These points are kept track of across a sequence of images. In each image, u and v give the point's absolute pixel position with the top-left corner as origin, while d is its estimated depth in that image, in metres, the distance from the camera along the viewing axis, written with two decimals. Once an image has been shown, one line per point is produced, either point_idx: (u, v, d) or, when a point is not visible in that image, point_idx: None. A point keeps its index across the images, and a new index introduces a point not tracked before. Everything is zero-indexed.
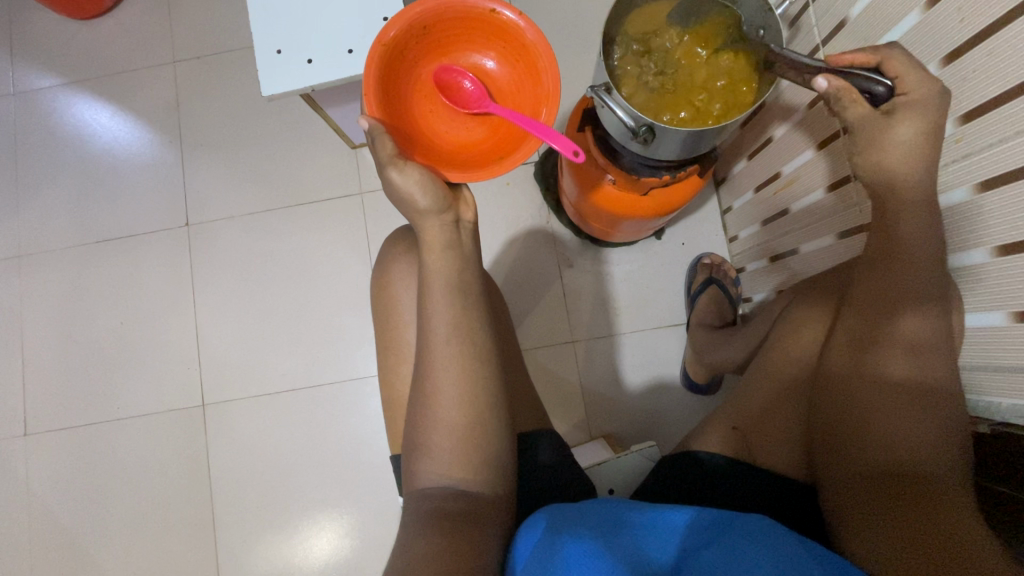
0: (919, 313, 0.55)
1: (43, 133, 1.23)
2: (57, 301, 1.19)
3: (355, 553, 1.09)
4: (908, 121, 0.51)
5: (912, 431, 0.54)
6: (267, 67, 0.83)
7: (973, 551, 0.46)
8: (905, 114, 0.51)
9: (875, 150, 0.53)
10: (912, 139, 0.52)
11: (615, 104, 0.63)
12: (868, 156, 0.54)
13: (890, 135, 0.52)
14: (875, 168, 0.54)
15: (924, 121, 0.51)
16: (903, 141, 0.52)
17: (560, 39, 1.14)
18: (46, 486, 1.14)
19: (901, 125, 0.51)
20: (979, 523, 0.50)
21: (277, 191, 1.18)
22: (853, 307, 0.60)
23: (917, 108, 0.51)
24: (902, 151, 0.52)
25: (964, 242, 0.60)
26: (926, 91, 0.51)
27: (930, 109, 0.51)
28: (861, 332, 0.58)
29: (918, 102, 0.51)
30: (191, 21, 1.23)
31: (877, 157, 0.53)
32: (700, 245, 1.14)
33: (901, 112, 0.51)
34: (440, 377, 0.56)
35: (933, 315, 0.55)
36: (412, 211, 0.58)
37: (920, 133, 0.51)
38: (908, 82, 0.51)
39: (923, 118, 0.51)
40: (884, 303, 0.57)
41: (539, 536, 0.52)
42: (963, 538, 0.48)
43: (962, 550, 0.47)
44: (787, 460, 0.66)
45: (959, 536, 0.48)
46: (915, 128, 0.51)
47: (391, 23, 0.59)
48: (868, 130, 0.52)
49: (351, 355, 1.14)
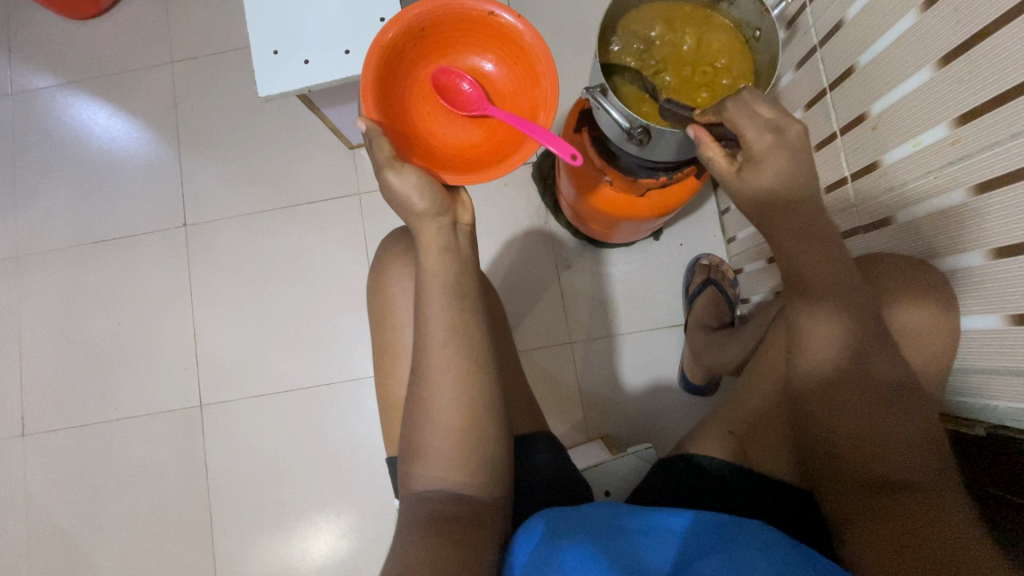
0: None
1: (40, 133, 1.22)
2: (54, 301, 1.18)
3: (352, 554, 1.09)
4: (754, 177, 0.53)
5: (901, 436, 0.54)
6: (264, 67, 0.82)
7: (969, 555, 0.47)
8: (749, 170, 0.53)
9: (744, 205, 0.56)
10: (765, 194, 0.53)
11: (613, 106, 0.63)
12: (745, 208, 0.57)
13: (745, 190, 0.54)
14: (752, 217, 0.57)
15: (767, 174, 0.52)
16: (757, 196, 0.54)
17: (559, 39, 1.14)
18: (44, 487, 1.14)
19: (749, 181, 0.54)
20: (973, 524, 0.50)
21: (275, 192, 1.18)
22: None
23: (756, 162, 0.53)
24: (763, 203, 0.54)
25: (960, 245, 0.60)
26: (759, 145, 0.52)
27: (769, 160, 0.52)
28: (822, 348, 0.56)
29: (754, 156, 0.52)
30: (190, 21, 1.23)
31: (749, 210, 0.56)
32: (698, 246, 1.14)
33: (747, 170, 0.53)
34: (437, 379, 0.55)
35: None
36: (409, 213, 0.58)
37: (778, 181, 0.52)
38: (744, 137, 0.52)
39: (765, 171, 0.52)
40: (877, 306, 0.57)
41: (536, 539, 0.52)
42: (957, 541, 0.48)
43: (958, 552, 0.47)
44: (779, 461, 0.66)
45: (954, 537, 0.48)
46: (761, 181, 0.53)
47: (388, 25, 0.59)
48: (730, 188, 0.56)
49: (349, 355, 1.14)
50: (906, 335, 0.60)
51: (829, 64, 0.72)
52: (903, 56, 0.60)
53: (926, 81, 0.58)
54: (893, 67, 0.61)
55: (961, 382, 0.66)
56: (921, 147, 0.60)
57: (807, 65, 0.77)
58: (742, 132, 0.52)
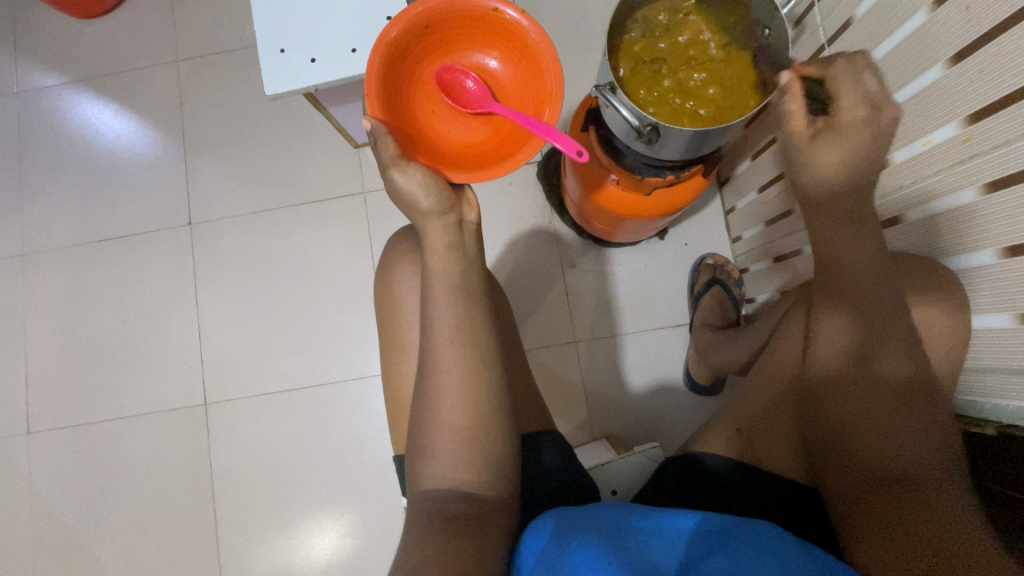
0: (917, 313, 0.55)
1: (46, 132, 1.23)
2: (59, 299, 1.19)
3: (356, 552, 1.09)
4: (837, 143, 0.54)
5: (910, 431, 0.54)
6: (270, 66, 0.82)
7: (975, 552, 0.46)
8: (834, 137, 0.54)
9: (801, 166, 0.57)
10: (837, 160, 0.55)
11: (620, 104, 0.63)
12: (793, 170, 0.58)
13: (816, 155, 0.55)
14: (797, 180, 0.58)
15: (853, 142, 0.54)
16: (829, 160, 0.55)
17: (564, 38, 1.14)
18: (49, 485, 1.14)
19: (827, 147, 0.55)
20: (980, 520, 0.50)
21: (280, 191, 1.18)
22: None
23: (848, 130, 0.54)
24: (825, 168, 0.55)
25: (970, 244, 0.60)
26: (858, 115, 0.54)
27: (861, 131, 0.54)
28: (839, 337, 0.58)
29: (848, 126, 0.54)
30: (194, 21, 1.23)
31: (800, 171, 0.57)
32: (703, 245, 1.14)
33: (830, 136, 0.55)
34: (445, 377, 0.55)
35: None
36: (414, 211, 0.58)
37: (844, 155, 0.54)
38: (848, 104, 0.54)
39: (851, 141, 0.54)
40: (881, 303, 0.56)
41: (546, 537, 0.52)
42: (964, 538, 0.48)
43: (965, 547, 0.47)
44: (790, 461, 0.66)
45: (963, 534, 0.48)
46: (840, 148, 0.54)
47: (393, 23, 0.59)
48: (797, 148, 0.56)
49: (353, 354, 1.14)
50: (926, 338, 0.60)
51: None
52: (913, 55, 0.59)
53: (936, 80, 0.57)
54: (902, 66, 0.61)
55: (970, 382, 0.66)
56: (931, 146, 0.60)
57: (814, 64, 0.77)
58: (840, 99, 0.54)
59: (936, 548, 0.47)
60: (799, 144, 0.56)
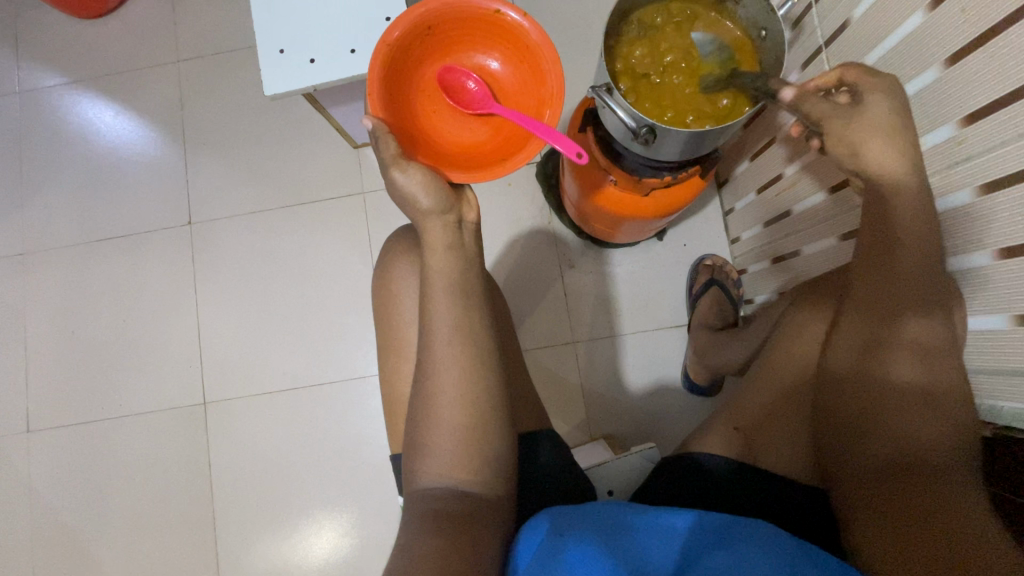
0: (922, 315, 0.54)
1: (46, 131, 1.23)
2: (59, 298, 1.19)
3: (354, 552, 1.09)
4: (874, 107, 0.53)
5: (921, 428, 0.54)
6: (270, 66, 0.83)
7: (980, 549, 0.47)
8: (868, 102, 0.54)
9: (850, 136, 0.54)
10: (881, 124, 0.53)
11: (617, 105, 0.63)
12: (840, 147, 0.54)
13: (861, 120, 0.53)
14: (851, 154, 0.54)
15: (886, 105, 0.54)
16: (874, 124, 0.53)
17: (564, 39, 1.14)
18: (48, 484, 1.14)
19: (869, 112, 0.53)
20: (992, 522, 0.50)
21: (280, 191, 1.18)
22: (856, 307, 0.59)
23: (878, 94, 0.54)
24: (873, 134, 0.53)
25: (967, 245, 0.60)
26: (881, 82, 0.54)
27: (889, 95, 0.54)
28: (862, 332, 0.58)
29: (877, 90, 0.54)
30: (194, 21, 1.23)
31: (852, 143, 0.54)
32: (702, 246, 1.14)
33: (863, 102, 0.54)
34: (442, 376, 0.56)
35: (935, 317, 0.55)
36: (414, 210, 0.58)
37: (885, 117, 0.53)
38: (866, 77, 0.55)
39: (886, 103, 0.53)
40: (885, 305, 0.56)
41: (541, 537, 0.52)
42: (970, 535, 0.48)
43: (976, 550, 0.47)
44: (793, 460, 0.66)
45: (975, 535, 0.48)
46: (881, 113, 0.53)
47: (394, 24, 0.59)
48: (839, 119, 0.54)
49: (352, 354, 1.14)
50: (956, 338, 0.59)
51: (834, 64, 0.72)
52: (909, 57, 0.60)
53: (933, 82, 0.58)
54: (899, 67, 0.61)
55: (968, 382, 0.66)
56: (927, 147, 0.61)
57: (812, 65, 0.77)
58: (855, 79, 0.55)
59: (947, 550, 0.48)
60: (846, 117, 0.54)
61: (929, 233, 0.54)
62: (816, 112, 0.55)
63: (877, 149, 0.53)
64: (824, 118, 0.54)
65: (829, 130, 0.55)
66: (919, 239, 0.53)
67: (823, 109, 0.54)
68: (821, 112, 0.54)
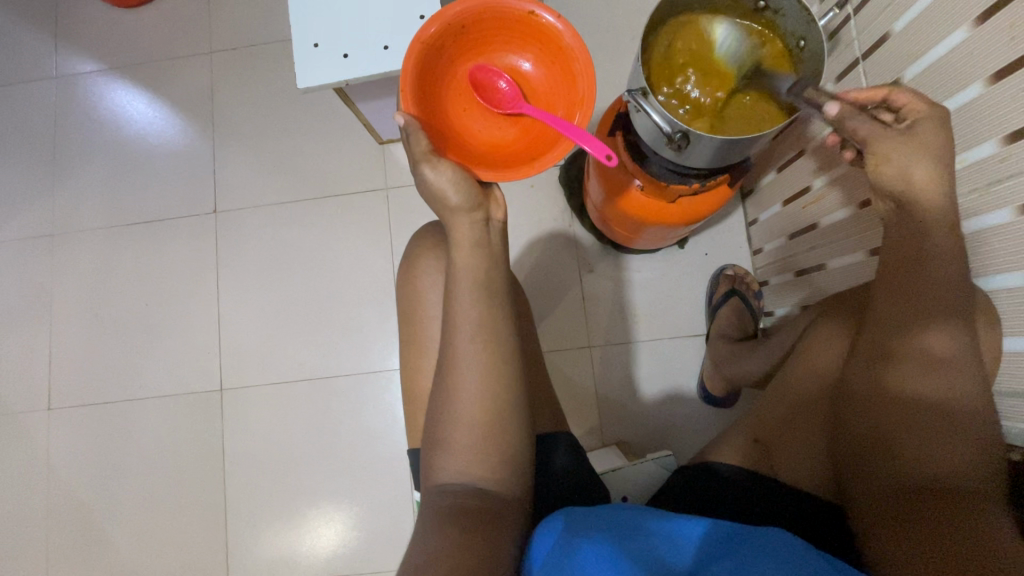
0: (940, 329, 0.53)
1: (80, 116, 1.25)
2: (85, 280, 1.21)
3: (362, 544, 1.10)
4: (927, 134, 0.53)
5: (940, 445, 0.53)
6: (304, 60, 0.84)
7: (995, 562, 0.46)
8: (920, 128, 0.53)
9: (899, 157, 0.53)
10: (931, 149, 0.53)
11: (651, 109, 0.64)
12: (888, 167, 0.54)
13: (910, 143, 0.53)
14: (897, 174, 0.54)
15: (940, 134, 0.53)
16: (925, 148, 0.53)
17: (593, 43, 1.14)
18: (66, 462, 1.16)
19: (921, 137, 0.53)
20: (1011, 536, 0.48)
21: (305, 183, 1.20)
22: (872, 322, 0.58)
23: (931, 121, 0.54)
24: (923, 158, 0.53)
25: (1005, 264, 0.59)
26: (936, 112, 0.54)
27: (942, 123, 0.54)
28: (880, 346, 0.57)
29: (931, 119, 0.54)
30: (228, 15, 1.25)
31: (899, 165, 0.53)
32: (723, 256, 1.13)
33: (917, 126, 0.54)
34: (465, 372, 0.56)
35: (955, 331, 0.53)
36: (443, 207, 0.59)
37: (935, 149, 0.53)
38: (920, 105, 0.55)
39: (939, 130, 0.53)
40: (901, 320, 0.55)
41: (557, 534, 0.52)
42: (982, 551, 0.47)
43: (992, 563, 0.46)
44: (812, 474, 0.65)
45: (989, 549, 0.47)
46: (933, 139, 0.53)
47: (431, 20, 0.60)
48: (888, 141, 0.54)
49: (369, 348, 1.15)
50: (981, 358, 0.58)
51: (872, 77, 0.72)
52: (950, 72, 0.59)
53: (975, 97, 0.57)
54: (942, 81, 0.60)
55: (997, 403, 0.65)
56: (966, 164, 0.60)
57: (848, 77, 0.76)
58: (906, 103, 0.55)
59: (962, 561, 0.47)
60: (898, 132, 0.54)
61: (951, 249, 0.53)
62: (863, 130, 0.55)
63: (924, 173, 0.53)
64: (870, 137, 0.55)
65: (876, 150, 0.54)
66: (939, 258, 0.53)
67: (870, 129, 0.54)
68: (868, 131, 0.55)
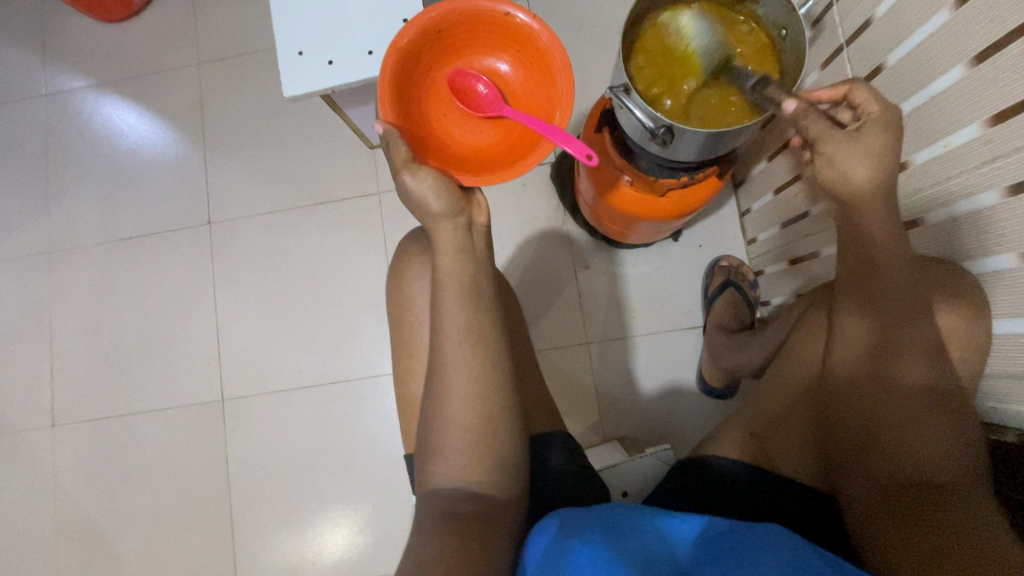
0: (920, 324, 0.54)
1: (71, 133, 1.26)
2: (84, 296, 1.22)
3: (368, 548, 1.10)
4: (871, 137, 0.51)
5: (924, 438, 0.53)
6: (288, 68, 0.84)
7: (981, 550, 0.46)
8: (867, 131, 0.51)
9: (841, 160, 0.51)
10: (875, 151, 0.51)
11: (634, 105, 0.64)
12: (831, 169, 0.52)
13: (852, 145, 0.51)
14: (839, 178, 0.52)
15: (886, 138, 0.51)
16: (869, 151, 0.51)
17: (579, 38, 1.14)
18: (72, 477, 1.17)
19: (865, 139, 0.51)
20: (997, 526, 0.49)
21: (298, 190, 1.20)
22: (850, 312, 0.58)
23: (878, 124, 0.51)
24: (864, 160, 0.51)
25: (994, 246, 0.59)
26: (887, 114, 0.52)
27: (889, 127, 0.51)
28: (865, 338, 0.57)
29: (879, 122, 0.51)
30: (215, 24, 1.25)
31: (841, 167, 0.51)
32: (717, 247, 1.13)
33: (862, 129, 0.51)
34: (454, 377, 0.56)
35: (930, 326, 0.54)
36: (425, 213, 0.59)
37: (873, 158, 0.51)
38: (875, 105, 0.52)
39: (884, 133, 0.51)
40: (884, 313, 0.54)
41: (550, 535, 0.52)
42: (972, 543, 0.47)
43: (984, 554, 0.46)
44: (801, 464, 0.66)
45: (979, 541, 0.47)
46: (876, 141, 0.51)
47: (404, 30, 0.60)
48: (833, 142, 0.51)
49: (367, 353, 1.15)
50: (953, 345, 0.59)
51: (857, 63, 0.71)
52: (935, 55, 0.58)
53: (960, 80, 0.56)
54: (925, 64, 0.60)
55: (991, 387, 0.65)
56: (952, 147, 0.60)
57: (833, 64, 0.76)
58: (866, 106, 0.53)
59: (956, 555, 0.47)
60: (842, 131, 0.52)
61: (902, 254, 0.54)
62: (813, 129, 0.52)
63: (861, 173, 0.51)
64: (820, 137, 0.52)
65: (822, 150, 0.52)
66: (897, 257, 0.53)
67: (820, 127, 0.52)
68: (817, 131, 0.52)
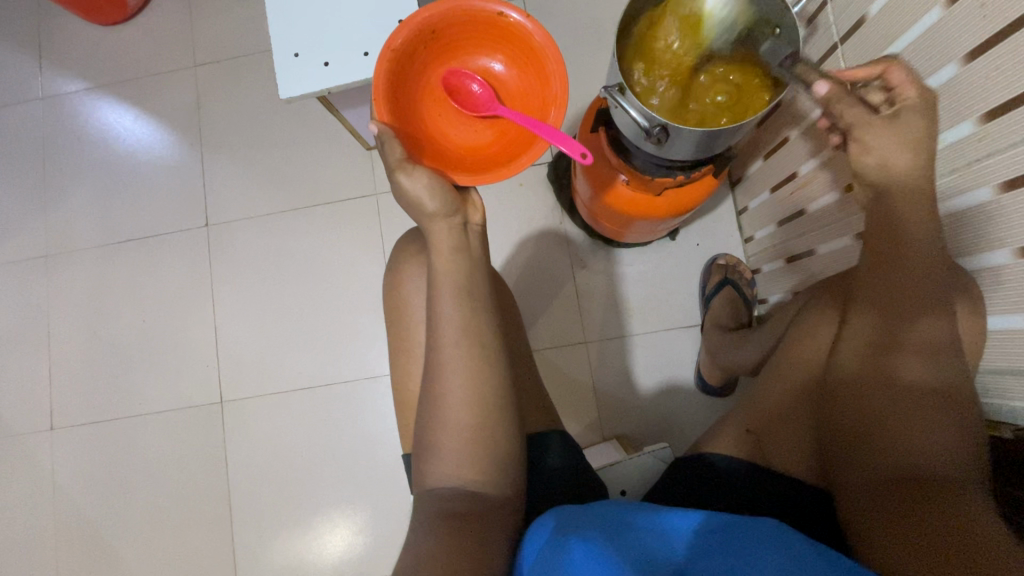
0: (933, 318, 0.55)
1: (68, 136, 1.26)
2: (81, 299, 1.22)
3: (367, 549, 1.10)
4: (910, 122, 0.55)
5: (925, 429, 0.53)
6: (284, 70, 0.84)
7: (977, 537, 0.46)
8: (904, 116, 0.55)
9: (876, 145, 0.56)
10: (913, 137, 0.55)
11: (629, 105, 0.64)
12: (869, 157, 0.56)
13: (890, 131, 0.55)
14: (876, 164, 0.56)
15: (924, 121, 0.55)
16: (904, 137, 0.55)
17: (575, 38, 1.14)
18: (71, 480, 1.17)
19: (903, 124, 0.55)
20: (994, 519, 0.49)
21: (295, 192, 1.20)
22: (863, 305, 0.59)
23: (916, 109, 0.55)
24: (903, 146, 0.55)
25: (988, 242, 0.59)
26: (925, 97, 0.55)
27: (925, 112, 0.55)
28: (875, 330, 0.58)
29: (917, 107, 0.55)
30: (211, 26, 1.25)
31: (880, 153, 0.56)
32: (715, 245, 1.14)
33: (900, 113, 0.55)
34: (450, 376, 0.56)
35: (944, 321, 0.55)
36: (421, 213, 0.59)
37: (909, 145, 0.55)
38: (911, 88, 0.56)
39: (922, 119, 0.55)
40: (897, 304, 0.56)
41: (547, 534, 0.52)
42: (968, 531, 0.47)
43: (979, 542, 0.46)
44: (799, 460, 0.65)
45: (975, 529, 0.47)
46: (913, 123, 0.55)
47: (397, 30, 0.60)
48: (873, 130, 0.55)
49: (365, 354, 1.15)
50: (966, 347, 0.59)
51: (851, 61, 0.71)
52: (928, 52, 0.59)
53: (952, 77, 0.56)
54: (918, 62, 0.60)
55: (987, 382, 0.65)
56: (946, 144, 0.60)
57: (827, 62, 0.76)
58: (899, 90, 0.56)
59: (950, 540, 0.47)
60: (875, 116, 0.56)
61: (931, 250, 0.55)
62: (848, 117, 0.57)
63: (902, 161, 0.55)
64: (856, 123, 0.56)
65: (859, 136, 0.56)
66: (920, 253, 0.55)
67: (856, 114, 0.56)
68: (854, 119, 0.56)
